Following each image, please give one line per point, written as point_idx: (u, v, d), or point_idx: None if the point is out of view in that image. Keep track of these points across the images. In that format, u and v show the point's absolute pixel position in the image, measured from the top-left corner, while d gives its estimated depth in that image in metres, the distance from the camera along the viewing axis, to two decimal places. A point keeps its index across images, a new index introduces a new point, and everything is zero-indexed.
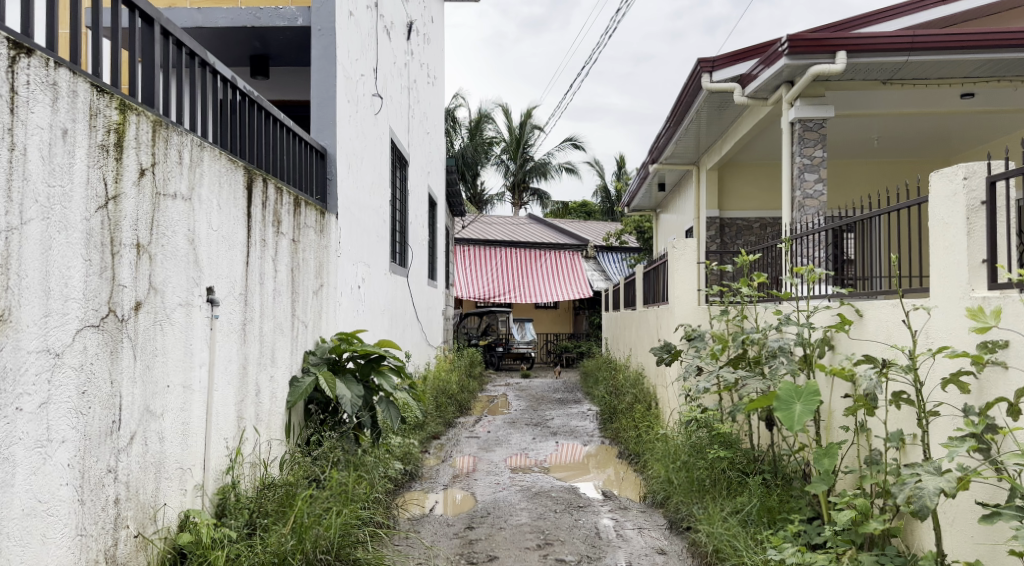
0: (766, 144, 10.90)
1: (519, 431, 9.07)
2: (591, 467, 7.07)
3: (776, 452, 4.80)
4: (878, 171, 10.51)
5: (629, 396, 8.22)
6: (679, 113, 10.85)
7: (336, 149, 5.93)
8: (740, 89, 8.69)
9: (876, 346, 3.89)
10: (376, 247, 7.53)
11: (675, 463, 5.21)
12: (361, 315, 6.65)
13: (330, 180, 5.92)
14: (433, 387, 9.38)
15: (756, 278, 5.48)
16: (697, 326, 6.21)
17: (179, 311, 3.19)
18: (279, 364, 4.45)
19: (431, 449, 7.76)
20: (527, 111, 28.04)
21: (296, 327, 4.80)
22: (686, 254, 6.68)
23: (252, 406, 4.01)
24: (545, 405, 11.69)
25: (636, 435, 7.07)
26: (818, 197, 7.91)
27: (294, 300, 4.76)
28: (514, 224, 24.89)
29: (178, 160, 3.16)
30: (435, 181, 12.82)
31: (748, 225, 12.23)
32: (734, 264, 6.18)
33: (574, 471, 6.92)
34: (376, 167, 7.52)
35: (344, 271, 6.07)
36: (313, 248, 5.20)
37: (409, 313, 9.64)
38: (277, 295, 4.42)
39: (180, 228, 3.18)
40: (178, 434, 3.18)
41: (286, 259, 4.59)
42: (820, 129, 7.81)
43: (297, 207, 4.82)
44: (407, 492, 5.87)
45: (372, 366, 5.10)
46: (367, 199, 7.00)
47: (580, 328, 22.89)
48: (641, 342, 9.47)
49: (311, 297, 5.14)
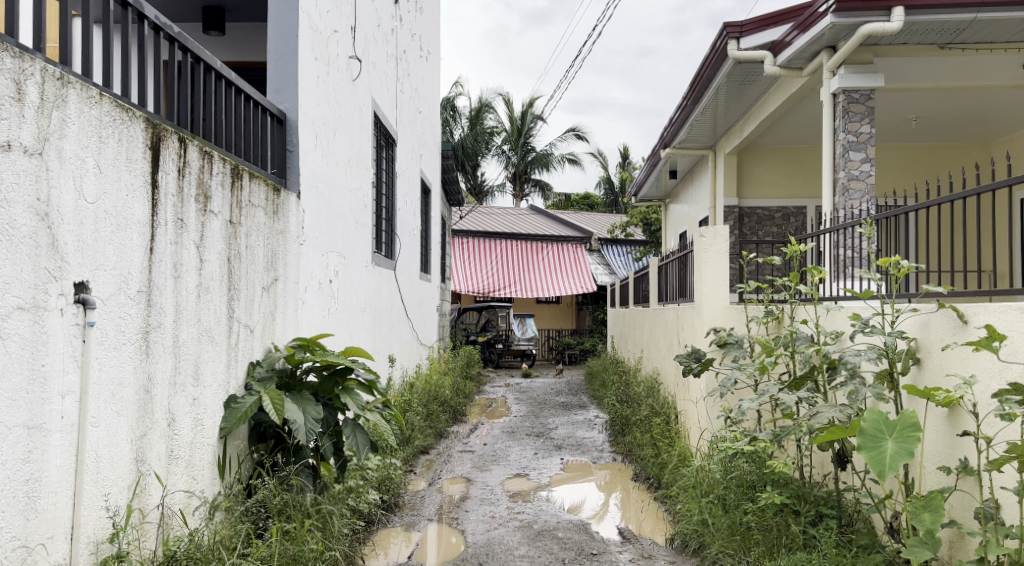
0: (793, 124, 9.88)
1: (519, 444, 8.04)
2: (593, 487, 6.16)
3: (842, 494, 3.78)
4: (914, 159, 9.52)
5: (645, 407, 7.19)
6: (696, 92, 9.83)
7: (298, 113, 4.91)
8: (771, 58, 7.68)
9: (998, 366, 2.88)
10: (353, 235, 6.50)
11: (711, 501, 4.21)
12: (332, 316, 5.63)
13: (290, 152, 4.90)
14: (423, 394, 8.37)
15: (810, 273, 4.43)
16: (731, 332, 5.20)
17: (17, 318, 2.18)
18: (206, 384, 3.43)
19: (417, 467, 6.75)
20: (529, 99, 26.95)
21: (235, 333, 3.79)
22: (716, 245, 5.63)
23: (158, 441, 3.00)
24: (548, 411, 10.67)
25: (655, 456, 6.05)
26: (864, 179, 6.83)
27: (231, 299, 3.75)
28: (514, 215, 23.84)
29: (12, 94, 2.14)
30: (428, 164, 11.78)
31: (770, 215, 11.21)
32: (779, 256, 5.18)
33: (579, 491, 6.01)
34: (354, 143, 6.51)
35: (309, 263, 5.07)
36: (262, 233, 4.18)
37: (396, 310, 8.64)
38: (203, 293, 3.40)
39: (18, 196, 2.17)
40: (17, 498, 2.17)
41: (219, 246, 3.58)
42: (867, 101, 6.79)
43: (237, 180, 3.80)
44: (382, 529, 4.86)
45: (335, 381, 4.10)
46: (340, 177, 5.97)
47: (584, 324, 21.86)
48: (657, 344, 8.44)
49: (259, 295, 4.12)
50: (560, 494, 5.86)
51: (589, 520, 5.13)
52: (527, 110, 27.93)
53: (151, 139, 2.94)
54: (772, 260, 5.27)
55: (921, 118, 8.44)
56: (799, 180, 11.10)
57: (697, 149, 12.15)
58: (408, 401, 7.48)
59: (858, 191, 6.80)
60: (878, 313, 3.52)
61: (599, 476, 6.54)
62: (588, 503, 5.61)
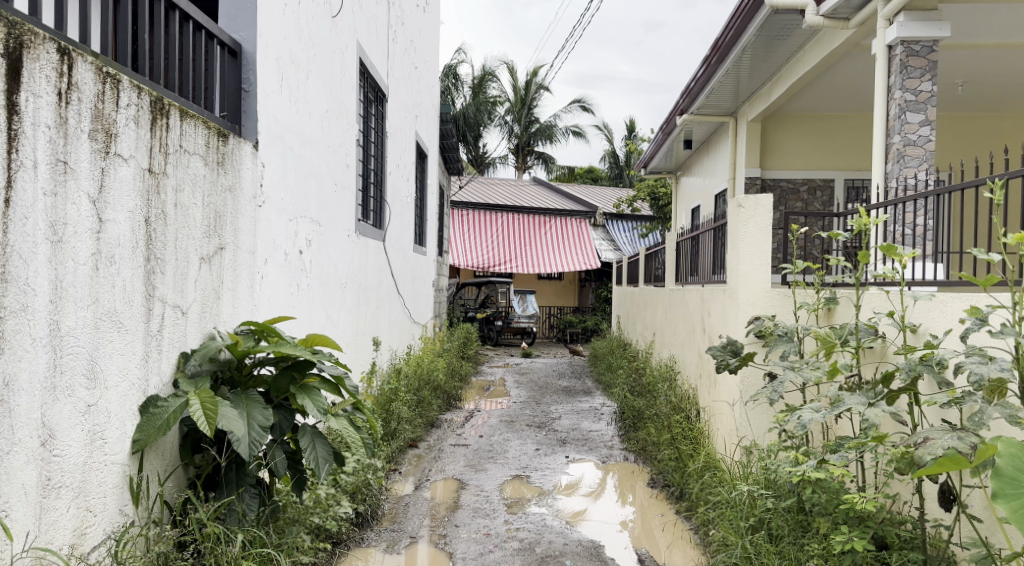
0: (828, 87, 8.94)
1: (519, 436, 7.23)
2: (604, 492, 5.40)
3: (933, 541, 2.96)
4: (957, 131, 8.56)
5: (664, 403, 6.35)
6: (720, 51, 8.86)
7: (256, 45, 3.99)
8: (814, 6, 6.72)
9: None
10: (332, 198, 5.60)
11: (761, 537, 3.37)
12: (302, 294, 4.78)
13: (245, 93, 3.99)
14: (413, 379, 7.57)
15: (887, 252, 3.56)
16: (776, 322, 4.37)
17: None
18: (107, 387, 2.59)
19: (403, 464, 5.95)
20: (534, 68, 25.91)
21: (157, 320, 2.93)
22: (757, 217, 4.74)
23: (21, 469, 2.16)
24: (550, 397, 9.86)
25: (678, 463, 5.20)
26: (922, 144, 5.91)
27: (152, 273, 2.89)
28: (516, 187, 22.97)
29: None
30: (424, 126, 10.82)
31: (795, 188, 10.30)
32: (843, 231, 4.29)
33: (574, 473, 5.87)
34: (334, 94, 5.60)
35: (271, 231, 4.20)
36: (200, 189, 3.30)
37: (385, 285, 7.78)
38: (102, 265, 2.54)
39: None
40: None
41: (130, 202, 2.72)
42: (929, 54, 5.83)
43: (161, 119, 2.92)
44: (354, 550, 4.07)
45: (292, 378, 3.25)
46: (315, 128, 5.07)
47: (586, 301, 21.15)
48: (673, 330, 7.60)
49: (196, 269, 3.26)
50: (565, 499, 5.17)
51: (587, 522, 4.68)
52: (531, 79, 26.90)
53: (4, 43, 2.07)
54: (833, 237, 4.39)
55: (968, 83, 7.54)
56: (828, 151, 10.18)
57: (716, 116, 11.18)
58: (394, 390, 6.63)
59: (916, 158, 5.90)
60: (1000, 308, 2.64)
61: (606, 472, 5.93)
62: (583, 490, 5.40)
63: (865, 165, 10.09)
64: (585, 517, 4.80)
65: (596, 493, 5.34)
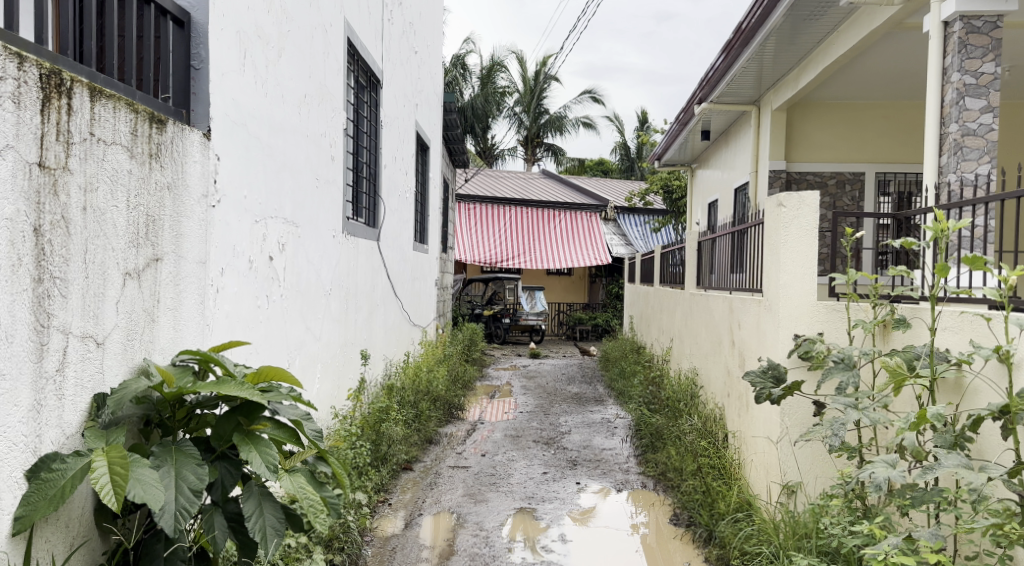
0: (864, 71, 8.20)
1: (525, 456, 6.59)
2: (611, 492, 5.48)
3: None
4: (1005, 121, 7.81)
5: (687, 423, 5.69)
6: (743, 36, 8.12)
7: (206, 14, 3.33)
8: None
9: None
10: (313, 195, 4.95)
11: None
12: (272, 307, 4.14)
13: (195, 71, 3.32)
14: (410, 392, 6.95)
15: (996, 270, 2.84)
16: (829, 346, 3.70)
17: None
18: None
19: (394, 492, 5.33)
20: (543, 58, 25.18)
21: (54, 356, 2.29)
22: (801, 219, 4.05)
23: None
24: (560, 405, 9.22)
25: (705, 499, 4.54)
26: (983, 134, 5.16)
27: (46, 298, 2.26)
28: (525, 179, 22.30)
29: None
30: (426, 116, 10.15)
31: (821, 182, 9.57)
32: (919, 240, 3.56)
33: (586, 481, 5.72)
34: (315, 76, 4.93)
35: (230, 235, 3.56)
36: (125, 187, 2.66)
37: (379, 288, 7.13)
38: None
39: None
40: None
41: (6, 206, 2.08)
42: (992, 31, 5.08)
43: (57, 98, 2.28)
44: None
45: (236, 423, 2.61)
46: (289, 114, 4.41)
47: (597, 298, 20.39)
48: (694, 338, 6.92)
49: (119, 287, 2.63)
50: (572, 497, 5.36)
51: (593, 521, 4.85)
52: (540, 69, 26.06)
53: None
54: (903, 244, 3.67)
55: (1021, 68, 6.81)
56: (858, 142, 9.46)
57: (738, 104, 10.44)
58: (385, 408, 5.99)
59: (976, 149, 5.14)
60: None
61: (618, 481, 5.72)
62: (591, 490, 5.51)
63: (898, 157, 9.34)
64: (592, 516, 4.97)
65: (604, 490, 5.52)
